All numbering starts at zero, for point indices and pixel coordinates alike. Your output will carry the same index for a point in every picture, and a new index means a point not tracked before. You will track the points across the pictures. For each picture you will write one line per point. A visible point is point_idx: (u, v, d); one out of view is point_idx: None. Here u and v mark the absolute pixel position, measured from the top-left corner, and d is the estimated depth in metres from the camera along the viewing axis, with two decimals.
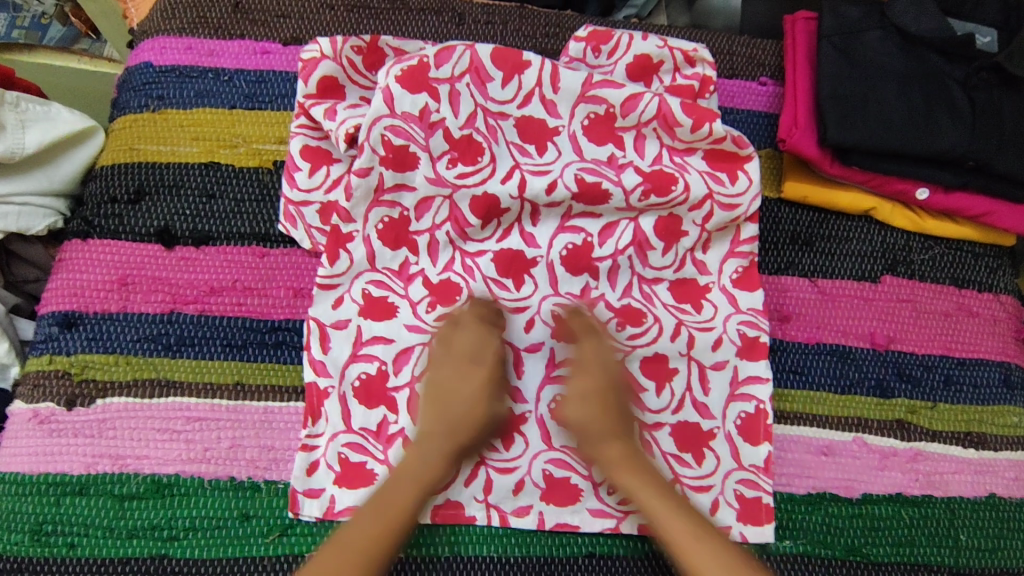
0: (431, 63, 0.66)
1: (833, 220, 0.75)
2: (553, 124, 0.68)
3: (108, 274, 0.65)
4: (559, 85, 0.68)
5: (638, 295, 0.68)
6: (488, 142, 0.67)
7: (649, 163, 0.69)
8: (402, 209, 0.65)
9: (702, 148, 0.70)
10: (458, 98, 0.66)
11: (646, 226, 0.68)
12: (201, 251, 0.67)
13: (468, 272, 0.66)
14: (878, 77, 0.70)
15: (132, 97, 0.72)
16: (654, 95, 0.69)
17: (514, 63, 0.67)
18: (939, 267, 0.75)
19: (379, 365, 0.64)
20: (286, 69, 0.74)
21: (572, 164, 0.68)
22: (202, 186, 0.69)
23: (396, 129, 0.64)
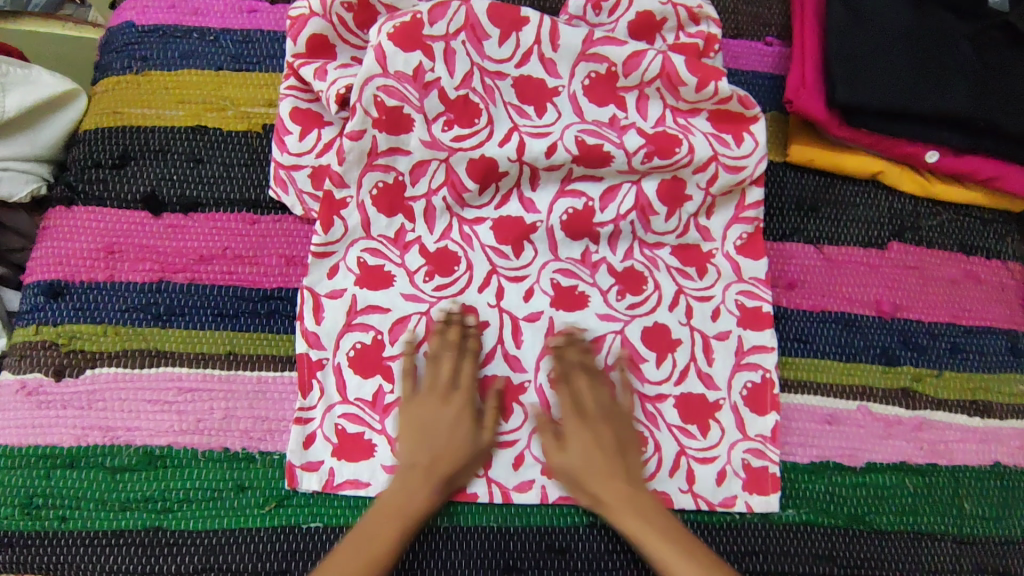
0: (424, 20, 0.63)
1: (840, 185, 0.73)
2: (552, 85, 0.66)
3: (93, 242, 0.63)
4: (559, 43, 0.65)
5: (641, 258, 0.66)
6: (485, 104, 0.64)
7: (653, 124, 0.66)
8: (397, 173, 0.63)
9: (707, 109, 0.67)
10: (453, 57, 0.63)
11: (649, 190, 0.66)
12: (189, 218, 0.65)
13: (466, 240, 0.65)
14: (887, 35, 0.67)
15: (115, 58, 0.70)
16: (658, 54, 0.66)
17: (512, 20, 0.65)
18: (947, 233, 0.73)
19: (375, 334, 0.62)
20: (274, 29, 0.72)
21: (573, 126, 0.65)
22: (189, 151, 0.67)
23: (388, 89, 0.62)
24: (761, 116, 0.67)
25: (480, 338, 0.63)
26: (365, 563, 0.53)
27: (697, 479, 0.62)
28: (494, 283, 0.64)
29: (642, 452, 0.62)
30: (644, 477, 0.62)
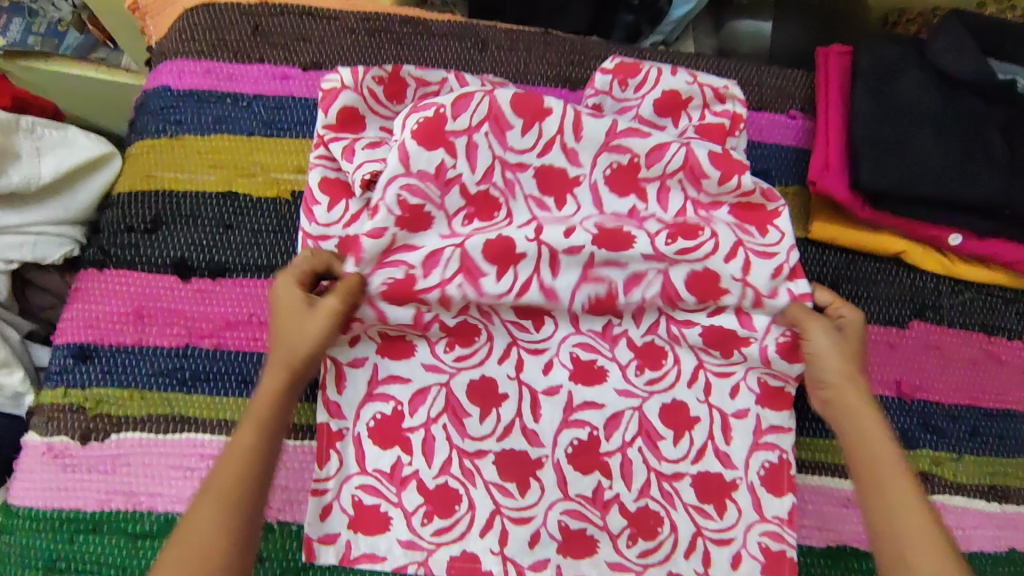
0: (448, 114, 0.63)
1: (861, 261, 0.73)
2: (575, 174, 0.67)
3: (123, 305, 0.65)
4: (581, 134, 0.66)
5: (665, 333, 0.66)
6: (504, 197, 0.66)
7: (672, 216, 0.68)
8: (407, 267, 0.62)
9: (729, 202, 0.68)
10: (475, 151, 0.64)
11: (676, 279, 0.65)
12: (218, 283, 0.66)
13: (486, 314, 0.65)
14: (914, 120, 0.68)
15: (150, 121, 0.72)
16: (681, 145, 0.67)
17: (535, 111, 0.65)
18: (968, 312, 0.73)
19: (395, 405, 0.63)
20: (306, 96, 0.73)
21: (591, 216, 0.66)
22: (220, 217, 0.68)
23: (411, 187, 0.62)
24: (782, 209, 0.67)
25: (500, 412, 0.63)
26: (233, 470, 0.51)
27: (713, 562, 0.62)
28: (514, 355, 0.65)
29: (657, 533, 0.62)
30: (660, 558, 0.62)
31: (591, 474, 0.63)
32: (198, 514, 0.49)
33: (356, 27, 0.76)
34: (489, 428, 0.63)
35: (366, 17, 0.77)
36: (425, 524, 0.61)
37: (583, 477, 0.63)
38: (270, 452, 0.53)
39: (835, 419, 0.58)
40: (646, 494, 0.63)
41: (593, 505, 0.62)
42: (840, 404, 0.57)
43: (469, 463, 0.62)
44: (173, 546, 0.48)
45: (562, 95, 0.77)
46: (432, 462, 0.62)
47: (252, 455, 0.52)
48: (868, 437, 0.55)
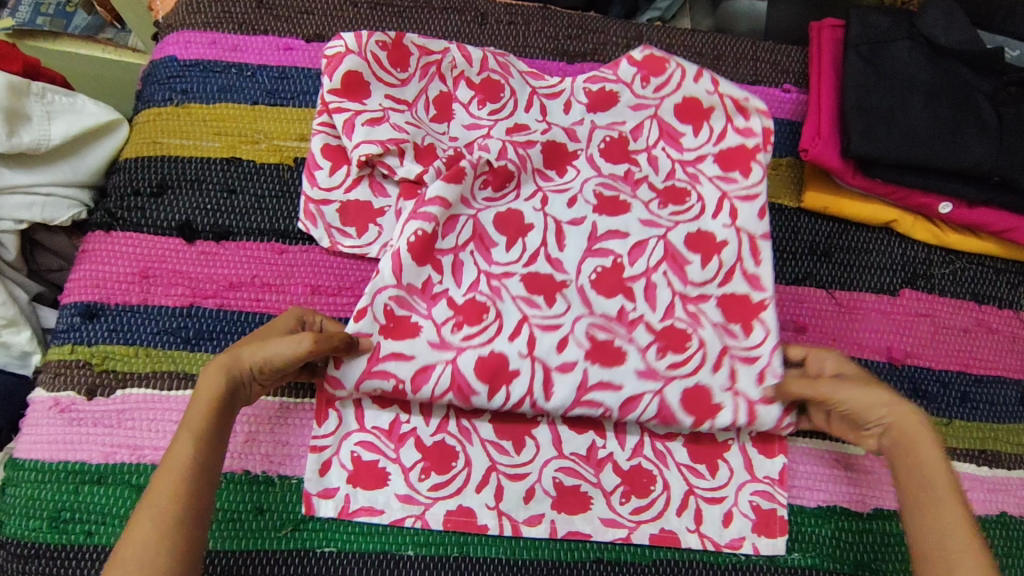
0: (437, 233, 0.66)
1: (854, 230, 0.75)
2: (560, 279, 0.67)
3: (130, 266, 0.66)
4: (564, 243, 0.68)
5: (683, 314, 0.67)
6: (492, 301, 0.65)
7: (661, 315, 0.66)
8: (396, 379, 0.61)
9: (715, 294, 0.68)
10: (461, 268, 0.66)
11: (671, 399, 0.64)
12: (222, 246, 0.68)
13: (495, 292, 0.65)
14: (903, 88, 0.69)
15: (157, 90, 0.73)
16: (658, 240, 0.69)
17: (517, 227, 0.68)
18: (959, 282, 0.74)
19: (395, 382, 0.62)
20: (309, 66, 0.75)
21: (590, 180, 0.71)
22: (224, 181, 0.70)
23: (400, 299, 0.64)
24: (768, 301, 0.67)
25: (510, 388, 0.62)
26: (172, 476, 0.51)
27: (705, 520, 0.63)
28: (525, 332, 0.64)
29: (650, 491, 0.64)
30: (653, 515, 0.63)
31: (585, 433, 0.65)
32: (142, 517, 0.49)
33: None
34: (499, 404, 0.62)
35: None
36: (422, 478, 0.62)
37: (578, 436, 0.64)
38: (204, 467, 0.52)
39: (894, 447, 0.58)
40: (639, 454, 0.65)
41: (587, 463, 0.64)
42: (901, 433, 0.58)
43: (467, 422, 0.64)
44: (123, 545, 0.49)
45: (559, 68, 0.78)
46: (430, 419, 0.63)
47: (192, 465, 0.51)
48: (935, 480, 0.55)
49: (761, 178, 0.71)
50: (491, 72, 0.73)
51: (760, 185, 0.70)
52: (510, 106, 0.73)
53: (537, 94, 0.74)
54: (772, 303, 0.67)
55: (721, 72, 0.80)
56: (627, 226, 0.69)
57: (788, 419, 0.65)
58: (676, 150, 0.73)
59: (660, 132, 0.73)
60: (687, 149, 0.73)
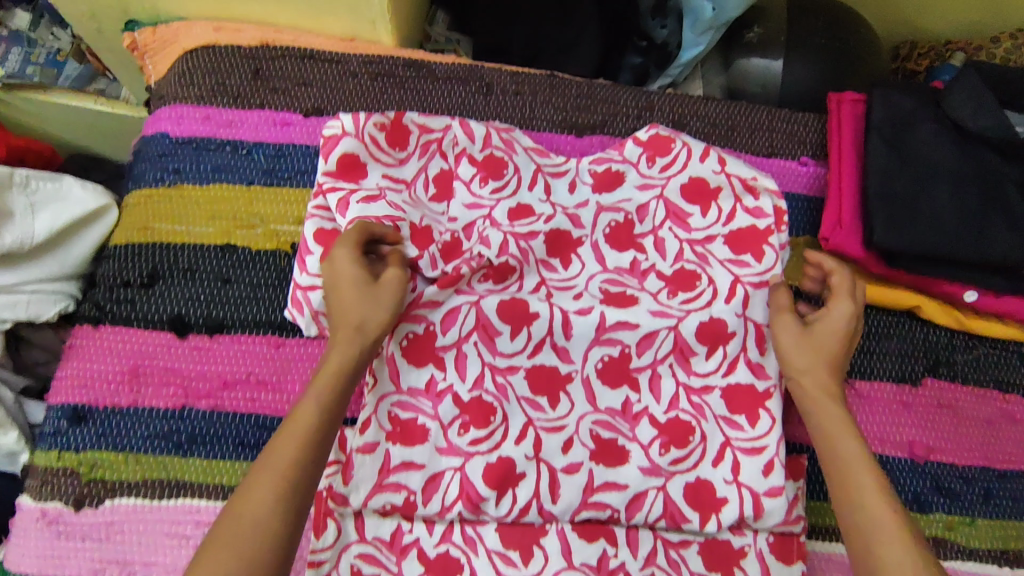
0: (437, 330, 0.63)
1: (875, 315, 0.71)
2: (565, 371, 0.64)
3: (119, 364, 0.63)
4: (571, 332, 0.64)
5: (687, 406, 0.63)
6: (498, 401, 0.62)
7: (665, 407, 0.63)
8: (408, 492, 0.58)
9: (719, 385, 0.64)
10: (464, 361, 0.63)
11: (675, 494, 0.61)
12: (215, 341, 0.65)
13: (500, 391, 0.62)
14: (928, 175, 0.65)
15: (148, 168, 0.70)
16: (669, 330, 0.64)
17: (522, 315, 0.63)
18: (982, 368, 0.72)
19: (406, 495, 0.59)
20: (307, 143, 0.72)
21: (596, 276, 0.67)
22: (218, 270, 0.66)
23: (403, 404, 0.61)
24: (774, 389, 0.63)
25: (516, 492, 0.60)
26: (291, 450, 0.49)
27: None
28: (531, 435, 0.61)
29: None
30: None
31: (596, 541, 0.60)
32: (256, 491, 0.47)
33: (358, 69, 0.75)
34: (505, 510, 0.59)
35: (369, 59, 0.75)
36: None
37: (589, 545, 0.60)
38: (324, 438, 0.51)
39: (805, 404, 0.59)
40: (652, 562, 0.61)
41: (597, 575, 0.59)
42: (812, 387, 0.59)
43: (471, 530, 0.60)
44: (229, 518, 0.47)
45: (568, 142, 0.75)
46: (433, 530, 0.59)
47: (311, 436, 0.51)
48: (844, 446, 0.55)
49: (774, 264, 0.66)
50: (493, 148, 0.69)
51: (773, 272, 0.66)
52: (513, 184, 0.69)
53: (541, 172, 0.71)
54: (778, 390, 0.63)
55: (735, 143, 0.77)
56: (638, 317, 0.64)
57: (798, 511, 0.62)
58: (684, 230, 0.69)
59: (666, 211, 0.69)
60: (694, 229, 0.68)
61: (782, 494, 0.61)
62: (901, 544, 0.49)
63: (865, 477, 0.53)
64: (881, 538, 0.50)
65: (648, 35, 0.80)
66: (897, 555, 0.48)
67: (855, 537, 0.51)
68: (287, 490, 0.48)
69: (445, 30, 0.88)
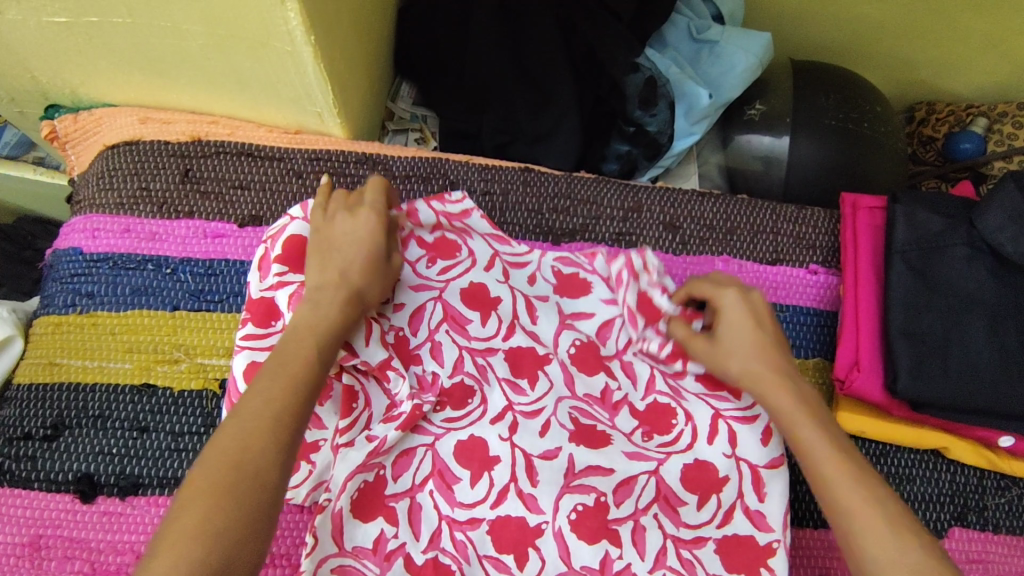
0: (387, 475, 0.51)
1: (893, 453, 0.63)
2: (535, 522, 0.51)
3: (19, 534, 0.54)
4: (537, 477, 0.51)
5: (677, 564, 0.51)
6: (458, 565, 0.50)
7: (651, 566, 0.50)
8: None
9: (713, 536, 0.52)
10: (418, 515, 0.50)
11: None
12: (128, 504, 0.55)
13: (460, 550, 0.50)
14: (960, 311, 0.57)
15: (57, 291, 0.61)
16: (649, 475, 0.53)
17: (482, 458, 0.52)
18: (1016, 514, 0.63)
19: None
20: (242, 258, 0.62)
21: (565, 399, 0.55)
22: (133, 417, 0.58)
23: (346, 570, 0.49)
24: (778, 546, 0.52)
25: None
26: (257, 416, 0.40)
27: None
28: None
29: None
30: None
31: None
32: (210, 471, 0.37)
33: (303, 168, 0.65)
34: None
35: (316, 155, 0.66)
36: None
37: None
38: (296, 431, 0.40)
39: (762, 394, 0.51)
40: None
41: None
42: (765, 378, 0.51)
43: None
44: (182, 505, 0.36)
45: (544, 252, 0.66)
46: None
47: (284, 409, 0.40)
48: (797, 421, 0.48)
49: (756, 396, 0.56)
50: (444, 231, 0.60)
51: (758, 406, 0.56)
52: (467, 265, 0.59)
53: (499, 257, 0.61)
54: (783, 546, 0.53)
55: (734, 248, 0.68)
56: (612, 460, 0.53)
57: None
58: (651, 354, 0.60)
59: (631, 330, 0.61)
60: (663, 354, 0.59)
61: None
62: (896, 533, 0.41)
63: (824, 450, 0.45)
64: (856, 515, 0.42)
65: (635, 122, 0.70)
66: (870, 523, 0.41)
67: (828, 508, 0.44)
68: (216, 488, 0.36)
69: (409, 105, 0.78)
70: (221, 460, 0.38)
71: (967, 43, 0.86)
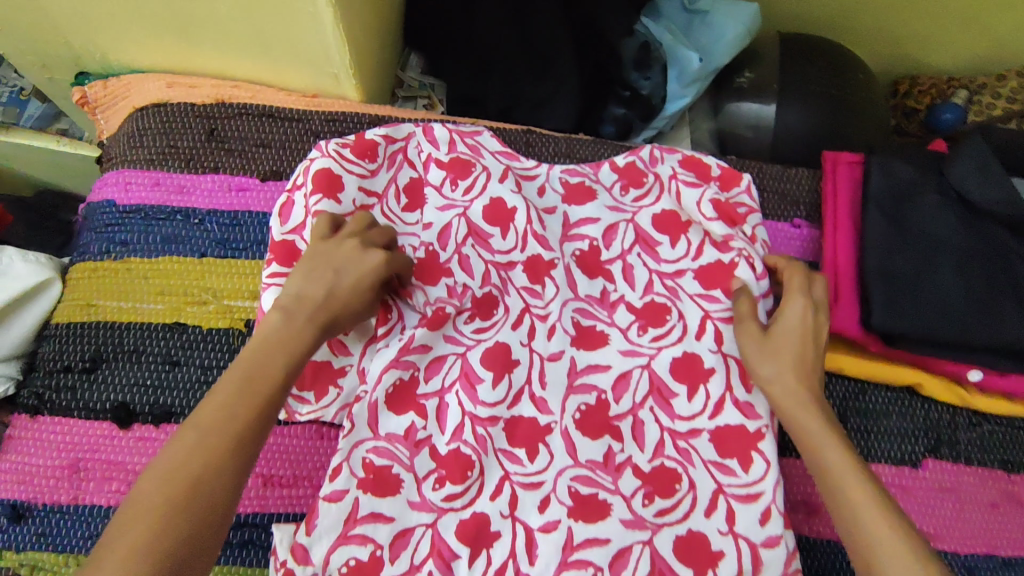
0: (420, 377, 0.61)
1: (871, 390, 0.67)
2: (545, 421, 0.61)
3: (58, 458, 0.59)
4: (547, 380, 0.62)
5: (673, 453, 0.60)
6: (477, 455, 0.59)
7: (649, 456, 0.60)
8: (374, 546, 0.55)
9: (707, 427, 0.61)
10: (444, 412, 0.60)
11: (664, 550, 0.57)
12: (161, 431, 0.60)
13: (480, 443, 0.59)
14: (932, 253, 0.61)
15: (93, 240, 0.66)
16: (643, 369, 0.63)
17: (504, 362, 0.62)
18: (987, 447, 0.68)
19: (373, 549, 0.55)
20: (265, 210, 0.67)
21: (569, 302, 0.66)
22: (165, 352, 0.62)
23: (379, 450, 0.58)
24: (766, 430, 0.61)
25: (490, 552, 0.56)
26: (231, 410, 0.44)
27: None
28: (507, 490, 0.58)
29: None
30: None
31: None
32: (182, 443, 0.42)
33: (321, 128, 0.70)
34: (478, 571, 0.56)
35: (332, 117, 0.71)
36: None
37: None
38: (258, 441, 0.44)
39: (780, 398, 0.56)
40: None
41: None
42: (791, 387, 0.55)
43: None
44: (150, 476, 0.41)
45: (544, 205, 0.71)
46: None
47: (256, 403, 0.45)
48: (828, 452, 0.51)
49: None
50: (459, 154, 0.70)
51: None
52: (482, 180, 0.69)
53: (512, 171, 0.71)
54: (771, 432, 0.61)
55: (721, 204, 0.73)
56: (608, 358, 0.64)
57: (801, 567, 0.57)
58: (653, 260, 0.68)
59: (636, 236, 0.69)
60: (664, 260, 0.68)
61: (779, 545, 0.57)
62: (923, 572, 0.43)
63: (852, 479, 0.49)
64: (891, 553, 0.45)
65: (631, 87, 0.76)
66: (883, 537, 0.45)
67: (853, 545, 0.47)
68: (202, 439, 0.42)
69: (418, 73, 0.83)
70: (188, 448, 0.42)
71: (948, 18, 0.91)
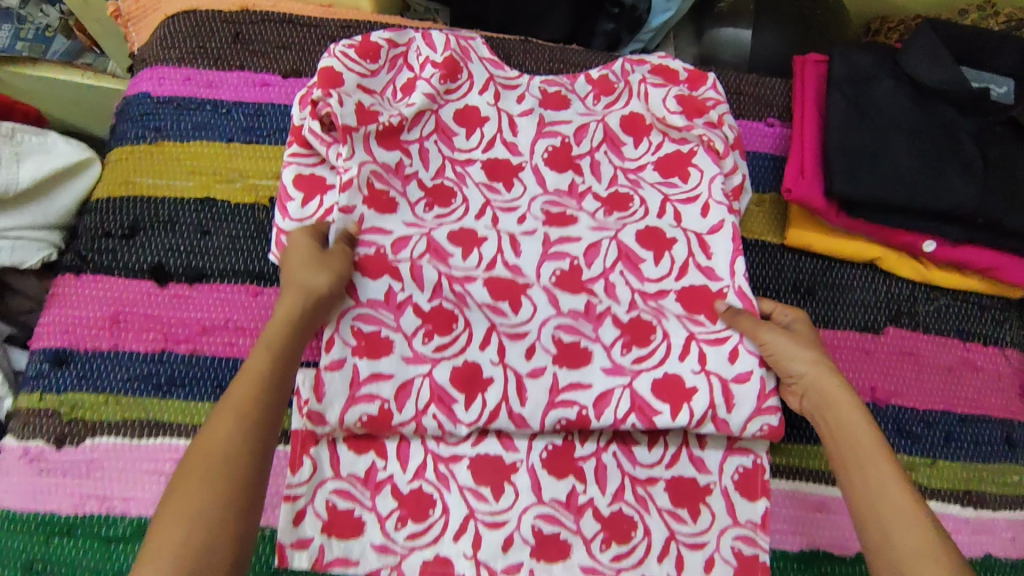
0: (389, 251, 0.66)
1: (837, 268, 0.74)
2: (523, 281, 0.68)
3: (101, 310, 0.65)
4: (519, 251, 0.69)
5: (647, 308, 0.68)
6: (459, 309, 0.65)
7: (627, 307, 0.68)
8: (381, 401, 0.61)
9: (674, 288, 0.69)
10: (420, 273, 0.66)
11: (642, 391, 0.64)
12: (195, 289, 0.67)
13: (460, 299, 0.66)
14: (887, 130, 0.68)
15: (129, 127, 0.72)
16: (611, 240, 0.70)
17: (472, 239, 0.68)
18: (943, 318, 0.74)
19: (381, 404, 0.61)
20: (286, 103, 0.74)
21: (537, 198, 0.72)
22: (198, 222, 0.69)
23: (365, 317, 0.63)
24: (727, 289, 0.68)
25: (485, 397, 0.63)
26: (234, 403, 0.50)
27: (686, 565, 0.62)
28: (495, 341, 0.65)
29: (630, 537, 0.62)
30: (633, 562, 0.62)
31: (565, 478, 0.63)
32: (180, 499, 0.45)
33: (336, 33, 0.77)
34: (475, 415, 0.62)
35: (347, 24, 0.78)
36: (397, 526, 0.60)
37: (557, 481, 0.63)
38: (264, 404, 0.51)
39: (814, 404, 0.60)
40: (620, 498, 0.63)
41: (567, 510, 0.62)
42: (819, 377, 0.60)
43: (444, 467, 0.62)
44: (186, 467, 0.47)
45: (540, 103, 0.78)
46: (406, 466, 0.62)
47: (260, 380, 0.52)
48: (855, 434, 0.56)
49: (700, 181, 0.73)
50: (452, 52, 0.75)
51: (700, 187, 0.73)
52: (465, 88, 0.76)
53: (493, 80, 0.76)
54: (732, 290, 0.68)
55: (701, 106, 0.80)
56: (580, 232, 0.70)
57: (771, 401, 0.64)
58: (617, 156, 0.75)
59: (604, 135, 0.76)
60: (627, 158, 0.75)
61: (750, 379, 0.64)
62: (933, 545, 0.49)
63: (878, 467, 0.54)
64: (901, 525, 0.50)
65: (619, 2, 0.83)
66: (902, 523, 0.50)
67: (867, 525, 0.52)
68: (228, 421, 0.49)
69: None
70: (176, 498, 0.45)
71: None
